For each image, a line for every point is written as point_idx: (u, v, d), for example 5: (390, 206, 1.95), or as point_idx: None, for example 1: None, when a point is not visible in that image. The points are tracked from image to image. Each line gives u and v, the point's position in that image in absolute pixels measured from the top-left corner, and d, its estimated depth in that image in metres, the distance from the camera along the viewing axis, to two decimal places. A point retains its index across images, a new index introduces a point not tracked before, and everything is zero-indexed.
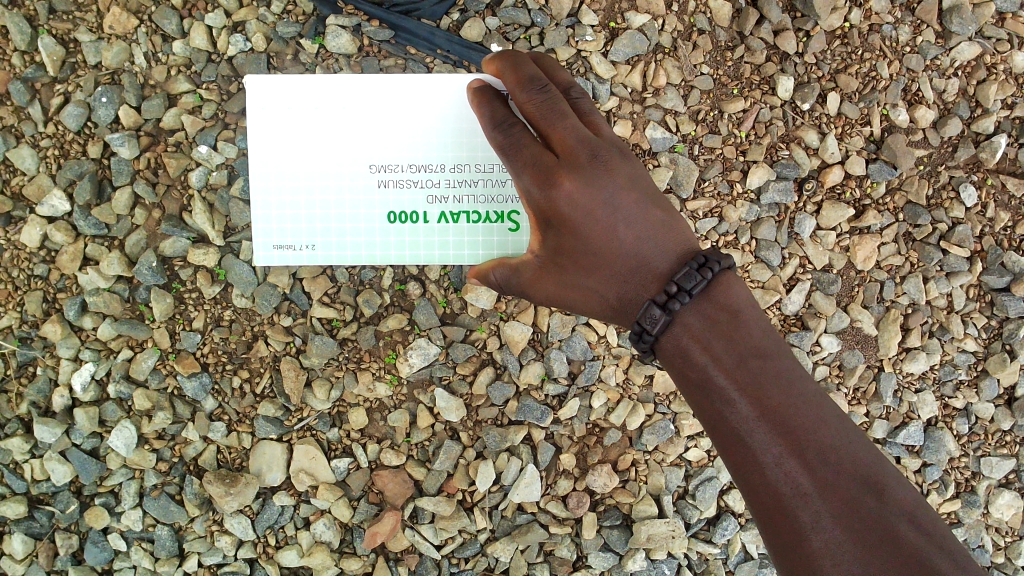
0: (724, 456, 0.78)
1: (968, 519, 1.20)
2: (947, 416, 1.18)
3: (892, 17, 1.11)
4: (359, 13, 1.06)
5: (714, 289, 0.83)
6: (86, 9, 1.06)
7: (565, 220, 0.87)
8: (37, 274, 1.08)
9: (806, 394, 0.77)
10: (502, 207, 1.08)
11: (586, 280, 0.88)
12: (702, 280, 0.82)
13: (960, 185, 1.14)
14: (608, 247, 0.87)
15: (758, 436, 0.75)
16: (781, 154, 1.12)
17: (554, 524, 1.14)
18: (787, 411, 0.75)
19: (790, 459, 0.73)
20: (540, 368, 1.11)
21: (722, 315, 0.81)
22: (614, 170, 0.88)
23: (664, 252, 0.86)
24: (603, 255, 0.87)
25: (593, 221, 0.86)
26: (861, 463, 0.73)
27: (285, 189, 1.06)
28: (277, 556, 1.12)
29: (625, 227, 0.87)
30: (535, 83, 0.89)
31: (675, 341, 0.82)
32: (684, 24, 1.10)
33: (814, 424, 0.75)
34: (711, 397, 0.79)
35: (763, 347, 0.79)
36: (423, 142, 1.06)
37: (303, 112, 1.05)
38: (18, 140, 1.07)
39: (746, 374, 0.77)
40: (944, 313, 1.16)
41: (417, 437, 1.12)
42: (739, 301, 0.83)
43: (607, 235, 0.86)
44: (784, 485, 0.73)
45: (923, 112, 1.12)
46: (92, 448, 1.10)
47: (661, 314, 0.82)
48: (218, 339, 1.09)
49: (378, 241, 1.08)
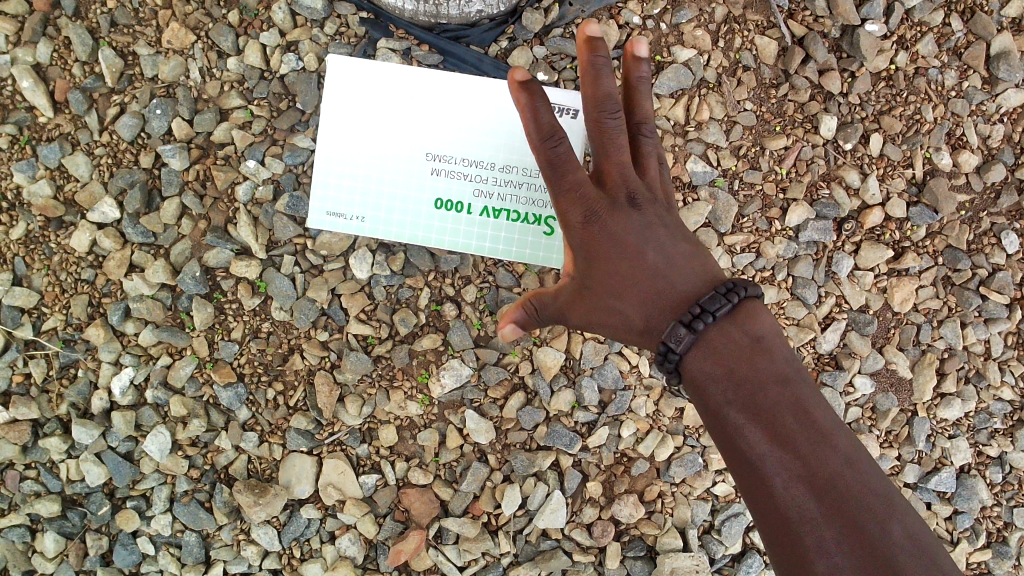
0: (736, 482, 0.71)
1: (997, 570, 1.19)
2: (980, 464, 1.17)
3: (938, 61, 1.12)
4: (410, 38, 1.09)
5: (740, 314, 0.77)
6: (146, 24, 1.09)
7: (599, 250, 0.83)
8: (84, 278, 1.11)
9: (822, 420, 0.70)
10: (539, 214, 1.07)
11: (616, 303, 0.83)
12: (727, 304, 0.77)
13: (1002, 232, 1.14)
14: (640, 272, 0.82)
15: (770, 459, 0.68)
16: (821, 193, 1.12)
17: (577, 551, 1.14)
18: (802, 435, 0.68)
19: (801, 485, 0.66)
20: (571, 395, 1.12)
21: (747, 336, 0.75)
22: (649, 207, 0.85)
23: (695, 277, 0.82)
24: (635, 280, 0.82)
25: (626, 248, 0.83)
26: (873, 493, 0.66)
27: (346, 158, 1.06)
28: (301, 568, 1.13)
29: (659, 257, 0.83)
30: (610, 105, 0.83)
31: (695, 362, 0.76)
32: (729, 60, 1.11)
33: (830, 450, 0.67)
34: (725, 421, 0.72)
35: (785, 372, 0.73)
36: (482, 139, 1.06)
37: (378, 91, 1.05)
38: (74, 147, 1.10)
39: (761, 395, 0.71)
40: (980, 359, 1.15)
41: (446, 457, 1.12)
42: (765, 328, 0.77)
43: (638, 263, 0.83)
44: (791, 510, 0.66)
45: (966, 157, 1.12)
46: (127, 452, 1.12)
47: (687, 332, 0.77)
48: (255, 351, 1.11)
49: (410, 222, 1.07)
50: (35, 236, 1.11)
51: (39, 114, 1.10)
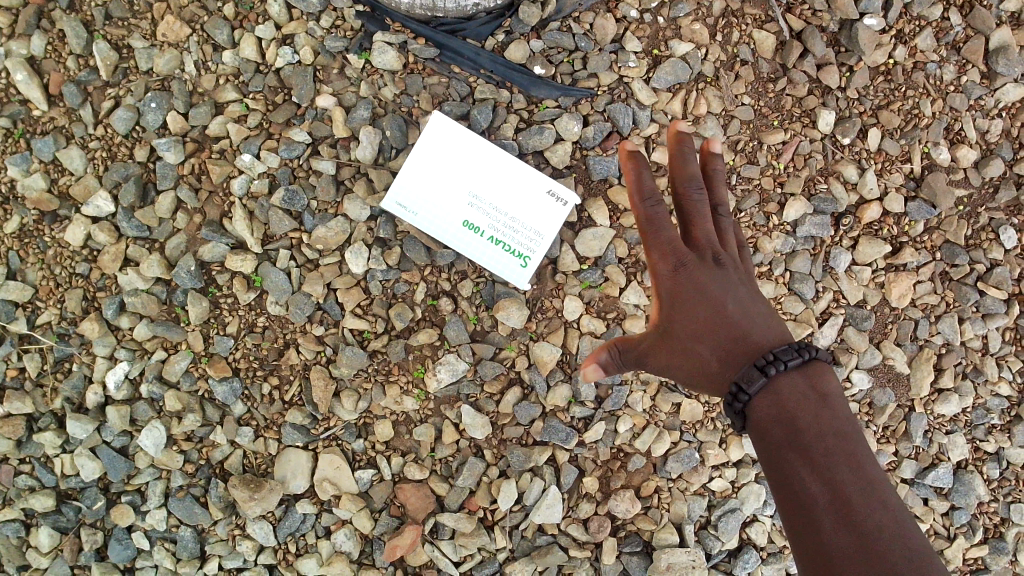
0: (782, 516, 0.69)
1: (994, 566, 1.18)
2: (977, 460, 1.17)
3: (936, 56, 1.11)
4: (406, 31, 1.08)
5: (810, 367, 0.74)
6: (141, 17, 1.09)
7: (684, 303, 0.81)
8: (78, 272, 1.10)
9: (874, 474, 0.67)
10: (527, 242, 1.08)
11: (692, 351, 0.80)
12: (799, 356, 0.73)
13: (1000, 228, 1.13)
14: (718, 323, 0.80)
15: (819, 499, 0.66)
16: (818, 188, 1.11)
17: (574, 547, 1.13)
18: (852, 483, 0.66)
19: (842, 526, 0.65)
20: (567, 390, 1.11)
21: (814, 389, 0.72)
22: (732, 269, 0.83)
23: (769, 333, 0.79)
24: (712, 329, 0.80)
25: (709, 302, 0.80)
26: (912, 548, 0.64)
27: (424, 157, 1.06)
28: (297, 564, 1.13)
29: (740, 313, 0.80)
30: (697, 180, 0.83)
31: (761, 404, 0.73)
32: (727, 54, 1.10)
33: (877, 504, 0.65)
34: (780, 458, 0.70)
35: (844, 426, 0.70)
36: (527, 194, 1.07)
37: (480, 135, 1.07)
38: (68, 141, 1.10)
39: (819, 439, 0.69)
40: (978, 355, 1.15)
41: (442, 452, 1.12)
42: (832, 385, 0.74)
43: (719, 318, 0.80)
44: (832, 548, 0.64)
45: (964, 152, 1.12)
46: (122, 446, 1.12)
47: (759, 375, 0.73)
48: (251, 345, 1.11)
49: (439, 229, 1.07)
50: (30, 229, 1.10)
51: (33, 107, 1.10)
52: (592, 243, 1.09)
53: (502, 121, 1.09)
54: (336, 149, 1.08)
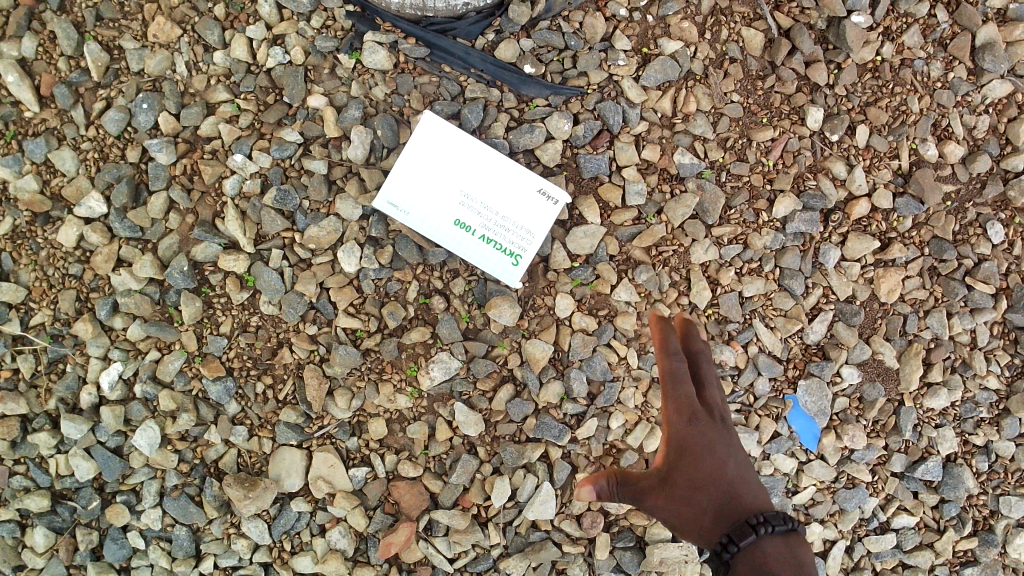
0: None
1: (984, 558, 1.19)
2: (966, 453, 1.18)
3: (924, 52, 1.12)
4: (396, 31, 1.08)
5: (791, 537, 0.76)
6: (132, 18, 1.09)
7: (689, 457, 0.83)
8: (71, 273, 1.10)
9: None
10: (518, 241, 1.08)
11: (687, 496, 0.81)
12: (787, 523, 0.76)
13: (987, 223, 1.14)
14: (718, 476, 0.82)
15: None
16: (808, 184, 1.12)
17: (567, 542, 1.14)
18: None
19: None
20: (560, 387, 1.12)
21: (794, 560, 0.74)
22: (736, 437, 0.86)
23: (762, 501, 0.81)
24: (709, 481, 0.81)
25: (714, 458, 0.83)
26: None
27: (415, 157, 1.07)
28: (292, 562, 1.13)
29: (740, 475, 0.83)
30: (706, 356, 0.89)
31: (747, 560, 0.74)
32: (716, 52, 1.11)
33: None
34: None
35: None
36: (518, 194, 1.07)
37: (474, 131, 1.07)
38: (60, 142, 1.10)
39: None
40: (967, 349, 1.16)
41: (435, 450, 1.12)
42: (806, 556, 0.75)
43: (721, 475, 0.82)
44: None
45: (952, 148, 1.13)
46: (116, 447, 1.12)
47: (750, 531, 0.75)
48: (244, 345, 1.11)
49: (431, 228, 1.07)
50: (22, 231, 1.11)
51: (24, 108, 1.10)
52: (583, 241, 1.10)
53: (493, 119, 1.09)
54: (328, 149, 1.09)
